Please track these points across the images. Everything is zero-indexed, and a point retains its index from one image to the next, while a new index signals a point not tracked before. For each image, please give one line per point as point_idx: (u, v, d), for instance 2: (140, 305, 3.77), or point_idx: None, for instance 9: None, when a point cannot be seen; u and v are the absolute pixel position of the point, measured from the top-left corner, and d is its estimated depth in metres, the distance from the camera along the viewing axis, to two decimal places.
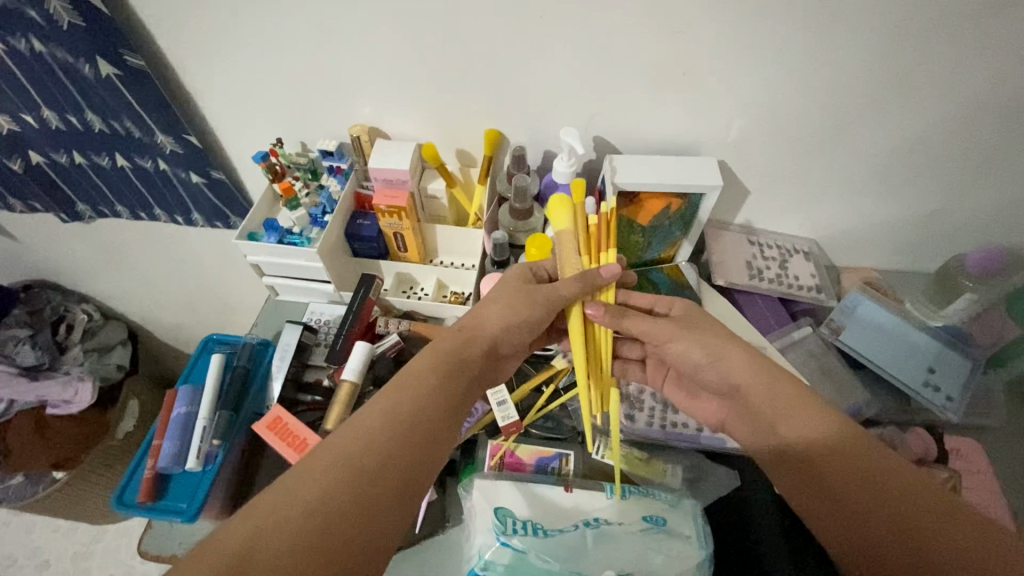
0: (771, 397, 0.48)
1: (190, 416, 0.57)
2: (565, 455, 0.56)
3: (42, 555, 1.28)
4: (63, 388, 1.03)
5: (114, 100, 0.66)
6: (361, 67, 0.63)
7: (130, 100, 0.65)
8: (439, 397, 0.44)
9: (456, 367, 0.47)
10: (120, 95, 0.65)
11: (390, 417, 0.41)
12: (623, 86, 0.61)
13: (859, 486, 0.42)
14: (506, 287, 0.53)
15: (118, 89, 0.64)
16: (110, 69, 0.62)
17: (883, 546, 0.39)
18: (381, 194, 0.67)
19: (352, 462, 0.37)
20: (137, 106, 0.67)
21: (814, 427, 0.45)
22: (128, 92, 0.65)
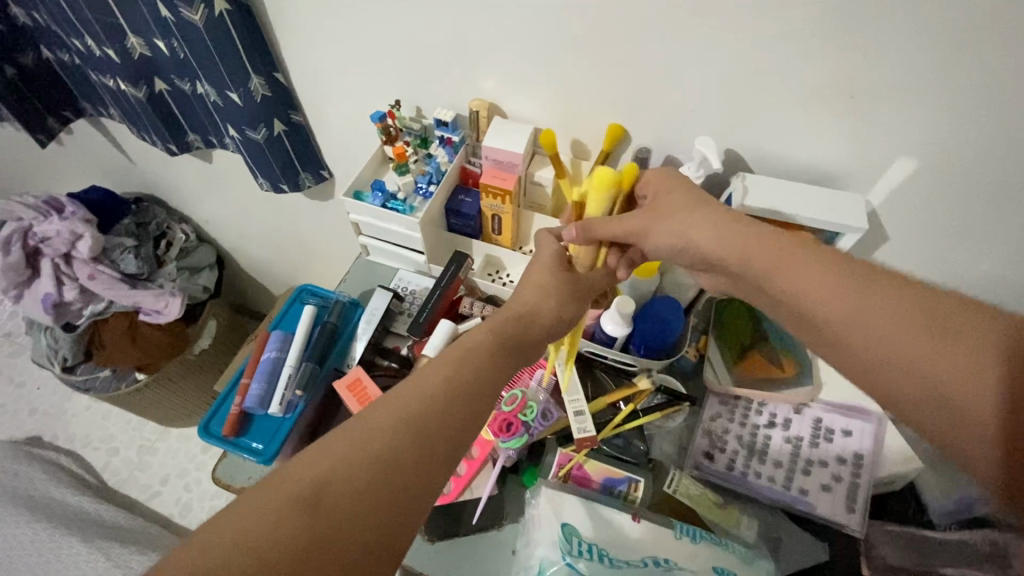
0: (781, 264, 0.42)
1: (278, 361, 0.59)
2: (634, 481, 0.54)
3: (115, 441, 1.41)
4: (155, 299, 1.09)
5: (222, 45, 0.67)
6: (493, 39, 0.61)
7: (234, 40, 0.67)
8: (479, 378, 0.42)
9: (488, 344, 0.44)
10: (229, 37, 0.67)
11: (410, 397, 0.38)
12: (774, 102, 0.55)
13: (941, 368, 0.36)
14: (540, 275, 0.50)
15: (228, 27, 0.66)
16: (224, 6, 0.64)
17: (947, 389, 0.36)
18: (488, 173, 0.66)
19: (372, 446, 0.35)
20: (242, 50, 0.69)
21: (898, 324, 0.38)
22: (235, 29, 0.66)
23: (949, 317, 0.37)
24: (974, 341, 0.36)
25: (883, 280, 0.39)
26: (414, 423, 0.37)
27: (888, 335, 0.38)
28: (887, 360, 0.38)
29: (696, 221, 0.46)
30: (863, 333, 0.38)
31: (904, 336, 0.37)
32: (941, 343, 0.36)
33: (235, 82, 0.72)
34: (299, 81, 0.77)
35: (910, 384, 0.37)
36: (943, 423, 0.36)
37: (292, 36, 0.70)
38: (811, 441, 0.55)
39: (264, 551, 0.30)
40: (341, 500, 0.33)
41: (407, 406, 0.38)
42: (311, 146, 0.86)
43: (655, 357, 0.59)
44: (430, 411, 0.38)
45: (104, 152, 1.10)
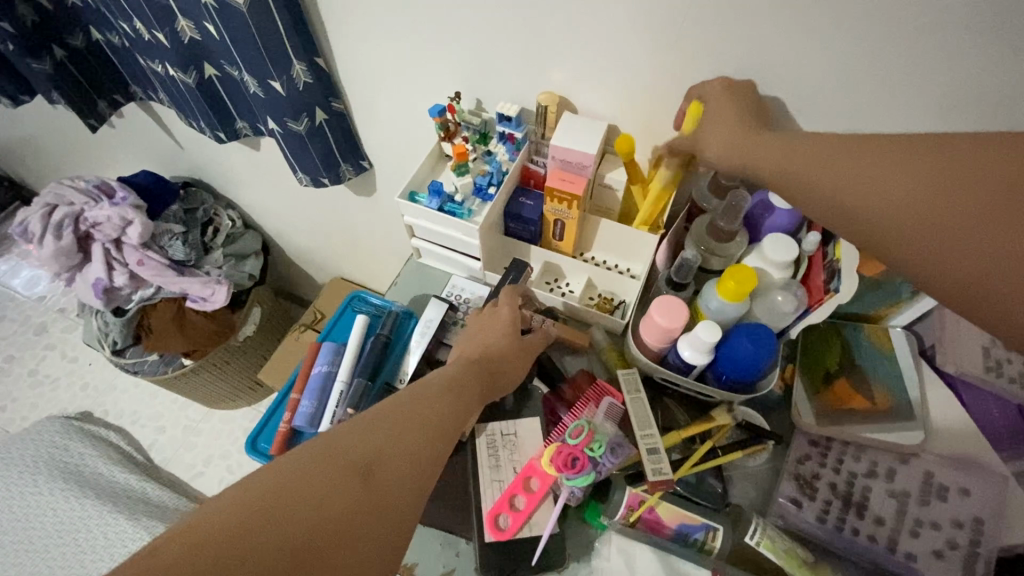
0: (774, 148, 0.45)
1: (329, 376, 0.55)
2: (711, 528, 0.48)
3: (162, 419, 1.45)
4: (202, 287, 1.09)
5: (263, 30, 0.64)
6: (567, 27, 0.54)
7: (277, 25, 0.64)
8: (427, 431, 0.42)
9: (468, 383, 0.47)
10: (270, 20, 0.63)
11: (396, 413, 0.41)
12: (903, 104, 0.47)
13: (950, 216, 0.37)
14: (491, 321, 0.55)
15: (269, 10, 0.62)
16: None
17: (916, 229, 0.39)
18: (555, 175, 0.60)
19: (353, 455, 0.37)
20: (283, 34, 0.65)
21: (875, 171, 0.40)
22: (276, 13, 0.63)
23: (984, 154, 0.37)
24: (976, 183, 0.37)
25: (892, 142, 0.40)
26: (391, 442, 0.39)
27: (879, 195, 0.39)
28: (876, 209, 0.40)
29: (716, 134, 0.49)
30: (852, 193, 0.40)
31: (908, 193, 0.39)
32: (941, 193, 0.38)
33: (278, 69, 0.68)
34: (352, 69, 0.72)
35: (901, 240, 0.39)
36: (946, 277, 0.38)
37: (348, 19, 0.65)
38: (920, 497, 0.48)
39: (243, 543, 0.32)
40: (315, 513, 0.34)
41: (392, 423, 0.40)
42: (352, 136, 0.82)
43: (735, 391, 0.53)
44: (408, 441, 0.40)
45: (154, 137, 1.09)
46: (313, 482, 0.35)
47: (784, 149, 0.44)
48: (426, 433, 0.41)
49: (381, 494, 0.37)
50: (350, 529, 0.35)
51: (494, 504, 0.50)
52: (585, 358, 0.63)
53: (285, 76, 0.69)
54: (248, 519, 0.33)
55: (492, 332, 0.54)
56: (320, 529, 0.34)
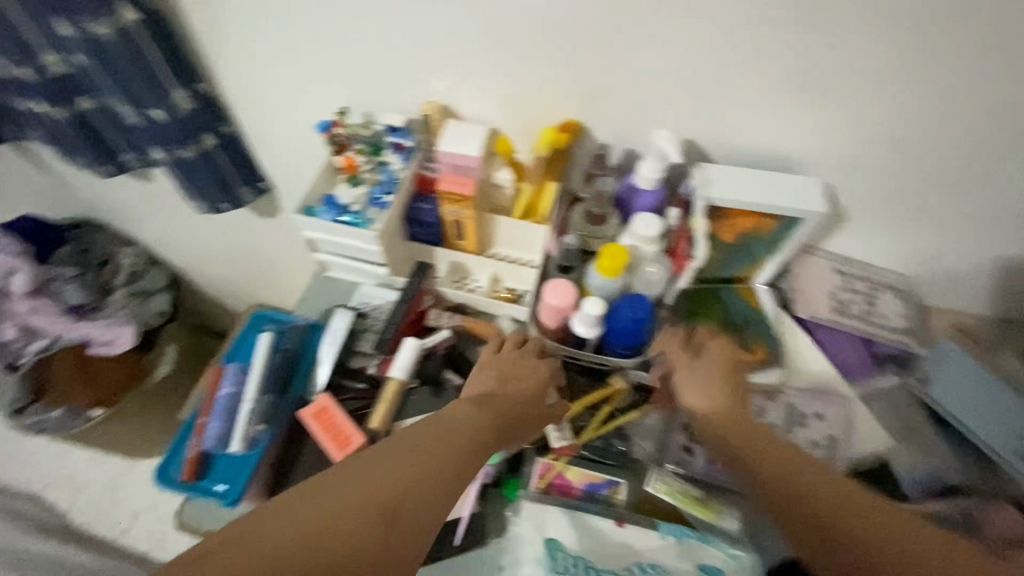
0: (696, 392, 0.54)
1: (235, 397, 0.55)
2: (616, 484, 0.54)
3: (78, 480, 1.34)
4: (106, 329, 1.04)
5: (135, 59, 0.63)
6: (437, 39, 0.58)
7: (149, 51, 0.63)
8: (433, 476, 0.39)
9: (488, 428, 0.45)
10: (142, 50, 0.63)
11: (403, 452, 0.39)
12: (733, 89, 0.54)
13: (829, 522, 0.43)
14: (511, 363, 0.53)
15: (139, 38, 0.62)
16: (134, 16, 0.60)
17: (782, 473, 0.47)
18: (445, 178, 0.63)
19: (381, 496, 0.36)
20: (159, 61, 0.64)
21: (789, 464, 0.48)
22: (148, 41, 0.62)
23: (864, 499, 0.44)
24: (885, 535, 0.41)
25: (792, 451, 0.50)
26: (406, 485, 0.37)
27: (880, 549, 0.40)
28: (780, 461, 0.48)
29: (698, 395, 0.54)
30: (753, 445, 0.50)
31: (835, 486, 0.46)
32: (868, 534, 0.41)
33: (157, 97, 0.67)
34: (239, 92, 0.72)
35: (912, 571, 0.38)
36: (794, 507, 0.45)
37: (228, 43, 0.66)
38: (785, 426, 0.56)
39: None
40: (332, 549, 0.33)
41: (402, 465, 0.38)
42: (246, 158, 0.81)
43: (629, 357, 0.58)
44: (429, 483, 0.38)
45: (33, 178, 1.02)
46: (336, 521, 0.34)
47: (711, 373, 0.54)
48: (438, 476, 0.39)
49: (400, 539, 0.35)
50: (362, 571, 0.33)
51: None
52: None
53: (165, 104, 0.68)
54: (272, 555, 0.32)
55: (527, 371, 0.53)
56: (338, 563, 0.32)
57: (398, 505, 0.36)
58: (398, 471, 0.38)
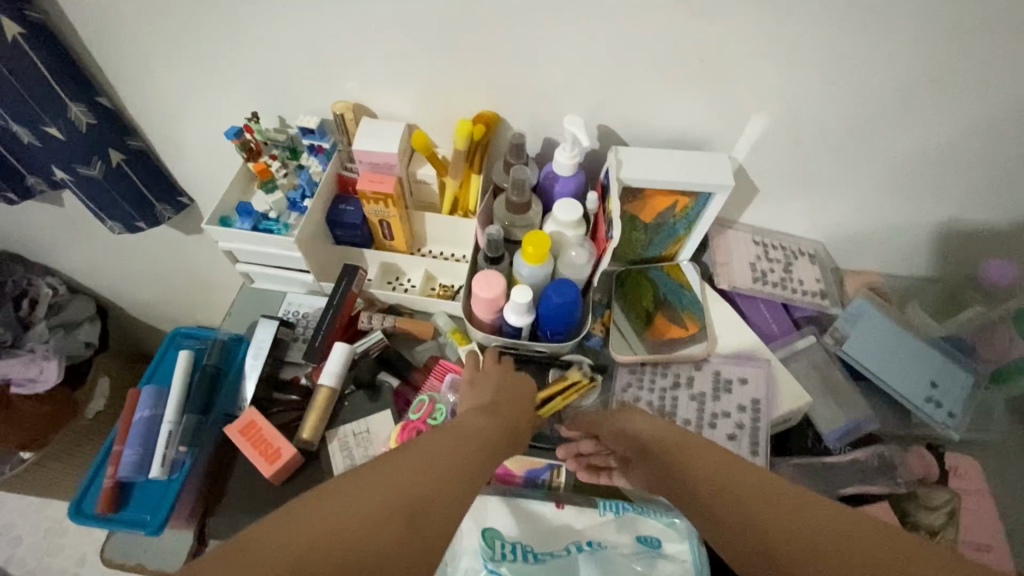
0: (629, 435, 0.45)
1: (154, 420, 0.53)
2: (556, 466, 0.53)
3: (13, 531, 1.25)
4: (26, 366, 0.98)
5: (24, 75, 0.59)
6: (344, 37, 0.57)
7: (38, 66, 0.59)
8: (465, 476, 0.34)
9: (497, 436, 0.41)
10: (30, 64, 0.59)
11: (438, 450, 0.35)
12: (639, 72, 0.56)
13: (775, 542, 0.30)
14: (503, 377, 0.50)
15: (26, 52, 0.58)
16: (16, 29, 0.56)
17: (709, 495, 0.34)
18: (365, 178, 0.62)
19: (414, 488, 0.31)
20: (50, 75, 0.60)
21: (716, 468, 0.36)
22: (35, 55, 0.58)
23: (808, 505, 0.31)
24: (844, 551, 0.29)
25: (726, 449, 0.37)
26: (440, 480, 0.32)
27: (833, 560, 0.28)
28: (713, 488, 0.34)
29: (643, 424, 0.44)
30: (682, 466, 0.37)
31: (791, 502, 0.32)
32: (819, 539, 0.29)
33: (50, 114, 0.63)
34: (146, 103, 0.69)
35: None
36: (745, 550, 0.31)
37: (126, 52, 0.63)
38: (714, 394, 0.58)
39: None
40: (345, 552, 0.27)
41: (439, 460, 0.34)
42: (160, 173, 0.78)
43: (562, 341, 0.59)
44: (451, 483, 0.33)
45: None
46: (362, 516, 0.29)
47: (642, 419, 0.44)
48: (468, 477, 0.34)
49: (419, 545, 0.29)
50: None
51: None
52: (433, 345, 0.65)
53: (64, 121, 0.64)
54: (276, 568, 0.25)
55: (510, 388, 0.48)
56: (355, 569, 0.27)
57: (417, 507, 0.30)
58: (433, 466, 0.33)
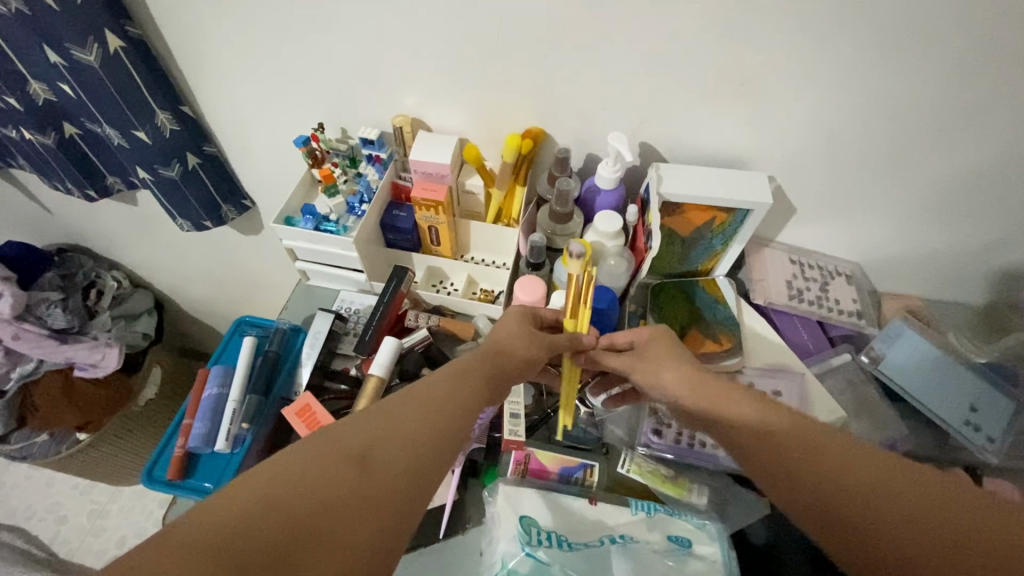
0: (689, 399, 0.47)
1: (221, 397, 0.58)
2: (589, 466, 0.55)
3: (61, 510, 1.33)
4: (90, 351, 1.05)
5: (122, 83, 0.66)
6: (407, 56, 0.62)
7: (133, 76, 0.66)
8: (426, 428, 0.39)
9: (473, 376, 0.45)
10: (127, 74, 0.65)
11: (402, 407, 0.40)
12: (681, 93, 0.59)
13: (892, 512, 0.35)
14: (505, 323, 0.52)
15: (125, 64, 0.64)
16: (117, 43, 0.63)
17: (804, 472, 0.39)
18: (419, 186, 0.67)
19: (370, 439, 0.37)
20: (142, 84, 0.67)
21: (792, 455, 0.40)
22: (132, 65, 0.65)
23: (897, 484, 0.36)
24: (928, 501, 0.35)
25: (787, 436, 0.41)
26: (400, 433, 0.38)
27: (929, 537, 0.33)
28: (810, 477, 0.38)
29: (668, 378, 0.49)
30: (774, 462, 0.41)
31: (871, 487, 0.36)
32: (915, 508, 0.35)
33: (140, 119, 0.70)
34: (222, 112, 0.76)
35: (900, 549, 0.34)
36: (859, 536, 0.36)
37: (209, 67, 0.69)
38: None
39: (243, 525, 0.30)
40: (308, 497, 0.32)
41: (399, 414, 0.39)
42: (228, 175, 0.84)
43: None
44: (414, 437, 0.38)
45: (18, 206, 1.03)
46: (317, 467, 0.34)
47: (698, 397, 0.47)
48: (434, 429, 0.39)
49: (375, 484, 0.34)
50: (340, 517, 0.32)
51: None
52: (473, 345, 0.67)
53: (149, 126, 0.71)
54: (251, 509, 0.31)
55: (501, 327, 0.51)
56: (318, 511, 0.32)
57: (368, 455, 0.36)
58: (394, 420, 0.39)
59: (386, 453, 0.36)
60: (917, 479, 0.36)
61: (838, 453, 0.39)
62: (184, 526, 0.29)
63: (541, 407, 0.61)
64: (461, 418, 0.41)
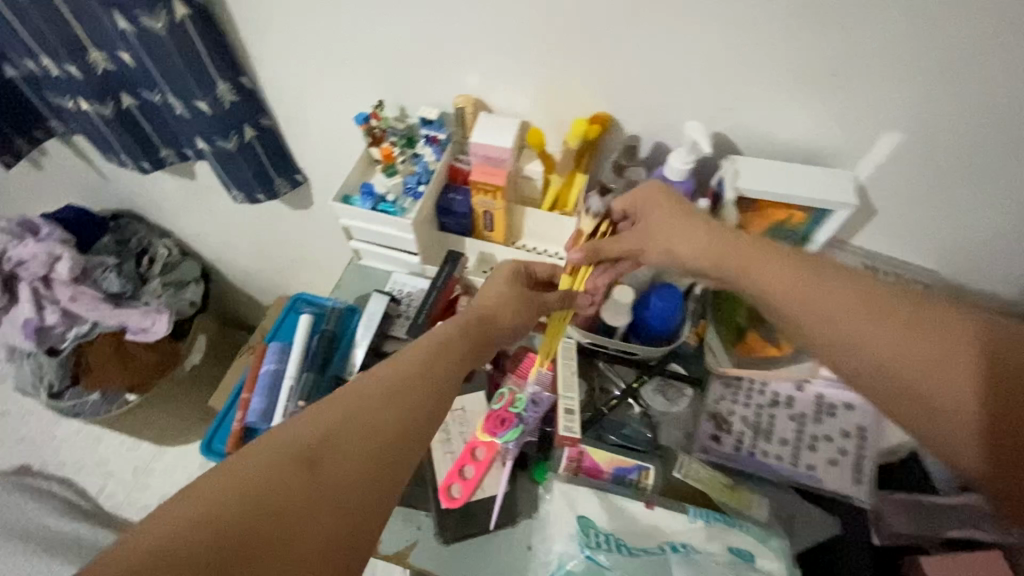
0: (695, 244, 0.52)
1: (278, 374, 0.58)
2: (644, 468, 0.53)
3: (108, 464, 1.39)
4: (142, 317, 1.07)
5: (186, 52, 0.66)
6: (474, 34, 0.60)
7: (197, 45, 0.65)
8: (397, 411, 0.39)
9: (447, 349, 0.45)
10: (192, 43, 0.65)
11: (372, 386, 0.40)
12: (763, 83, 0.55)
13: (875, 342, 0.45)
14: (500, 280, 0.53)
15: (190, 33, 0.64)
16: (184, 11, 0.62)
17: (831, 311, 0.47)
18: (478, 170, 0.65)
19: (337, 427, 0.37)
20: (206, 54, 0.67)
21: (820, 290, 0.47)
22: (197, 34, 0.65)
23: (916, 325, 0.44)
24: (934, 330, 0.44)
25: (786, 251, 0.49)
26: (368, 416, 0.38)
27: (948, 390, 0.43)
28: (826, 319, 0.47)
29: (681, 242, 0.52)
30: (794, 302, 0.48)
31: (890, 342, 0.45)
32: (922, 342, 0.44)
33: (203, 89, 0.70)
34: (279, 85, 0.75)
35: (936, 411, 0.43)
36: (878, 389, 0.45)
37: (271, 39, 0.68)
38: (815, 417, 0.56)
39: (214, 524, 0.31)
40: (277, 493, 0.34)
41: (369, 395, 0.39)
42: (284, 150, 0.84)
43: (655, 344, 0.59)
44: (383, 416, 0.39)
45: (78, 171, 1.06)
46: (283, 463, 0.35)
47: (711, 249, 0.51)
48: (404, 407, 0.40)
49: (342, 472, 0.36)
50: (312, 507, 0.34)
51: (446, 475, 0.54)
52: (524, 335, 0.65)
53: (209, 97, 0.71)
54: (220, 505, 0.32)
55: (494, 290, 0.52)
56: (288, 504, 0.33)
57: (331, 445, 0.36)
58: (363, 402, 0.39)
59: (349, 442, 0.37)
60: (901, 304, 0.46)
61: (839, 293, 0.47)
62: (153, 533, 0.31)
63: (593, 404, 0.59)
64: (430, 397, 0.42)
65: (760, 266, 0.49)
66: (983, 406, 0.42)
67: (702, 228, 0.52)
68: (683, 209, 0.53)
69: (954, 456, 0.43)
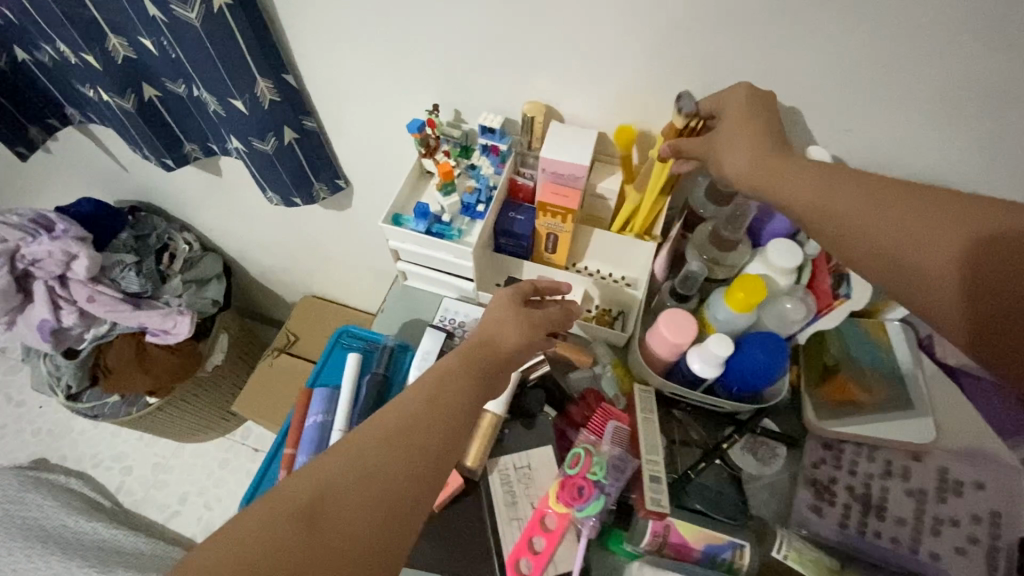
0: (751, 171, 0.44)
1: (326, 426, 0.53)
2: (739, 546, 0.47)
3: (127, 459, 1.36)
4: (162, 319, 1.01)
5: (223, 46, 0.57)
6: (558, 36, 0.51)
7: (237, 37, 0.57)
8: (401, 455, 0.36)
9: (457, 376, 0.42)
10: (230, 37, 0.57)
11: (373, 432, 0.37)
12: (904, 105, 0.46)
13: (901, 242, 0.38)
14: (499, 309, 0.48)
15: (229, 23, 0.55)
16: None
17: (845, 226, 0.40)
18: (547, 189, 0.56)
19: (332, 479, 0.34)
20: (247, 51, 0.58)
21: (858, 186, 0.40)
22: (237, 25, 0.56)
23: (972, 217, 0.37)
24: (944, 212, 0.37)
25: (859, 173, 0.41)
26: (371, 460, 0.35)
27: (930, 248, 0.37)
28: (865, 215, 0.39)
29: (735, 151, 0.45)
30: (846, 212, 0.39)
31: (912, 239, 0.38)
32: (927, 219, 0.38)
33: (239, 87, 0.62)
34: (320, 84, 0.66)
35: (935, 289, 0.37)
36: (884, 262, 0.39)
37: (315, 32, 0.60)
38: (938, 495, 0.48)
39: None
40: (273, 557, 0.31)
41: (373, 437, 0.36)
42: (325, 153, 0.76)
43: (744, 400, 0.53)
44: (388, 463, 0.36)
45: (94, 161, 0.99)
46: (273, 530, 0.32)
47: (776, 168, 0.43)
48: (411, 454, 0.36)
49: (339, 529, 0.33)
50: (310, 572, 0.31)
51: (514, 547, 0.48)
52: (589, 375, 0.57)
53: (247, 96, 0.63)
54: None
55: (502, 308, 0.48)
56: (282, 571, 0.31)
57: (327, 503, 0.33)
58: (368, 449, 0.36)
59: (350, 496, 0.34)
60: (947, 204, 0.38)
61: (876, 188, 0.39)
62: None
63: (675, 465, 0.53)
64: (444, 432, 0.38)
65: (813, 196, 0.41)
66: (964, 291, 0.36)
67: (762, 135, 0.44)
68: (768, 118, 0.45)
69: (938, 322, 0.38)
